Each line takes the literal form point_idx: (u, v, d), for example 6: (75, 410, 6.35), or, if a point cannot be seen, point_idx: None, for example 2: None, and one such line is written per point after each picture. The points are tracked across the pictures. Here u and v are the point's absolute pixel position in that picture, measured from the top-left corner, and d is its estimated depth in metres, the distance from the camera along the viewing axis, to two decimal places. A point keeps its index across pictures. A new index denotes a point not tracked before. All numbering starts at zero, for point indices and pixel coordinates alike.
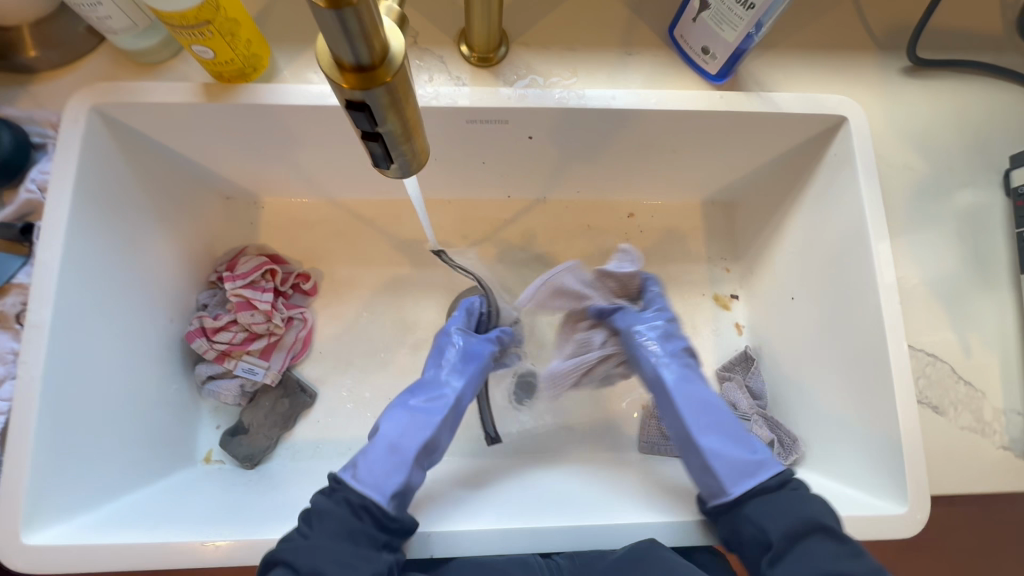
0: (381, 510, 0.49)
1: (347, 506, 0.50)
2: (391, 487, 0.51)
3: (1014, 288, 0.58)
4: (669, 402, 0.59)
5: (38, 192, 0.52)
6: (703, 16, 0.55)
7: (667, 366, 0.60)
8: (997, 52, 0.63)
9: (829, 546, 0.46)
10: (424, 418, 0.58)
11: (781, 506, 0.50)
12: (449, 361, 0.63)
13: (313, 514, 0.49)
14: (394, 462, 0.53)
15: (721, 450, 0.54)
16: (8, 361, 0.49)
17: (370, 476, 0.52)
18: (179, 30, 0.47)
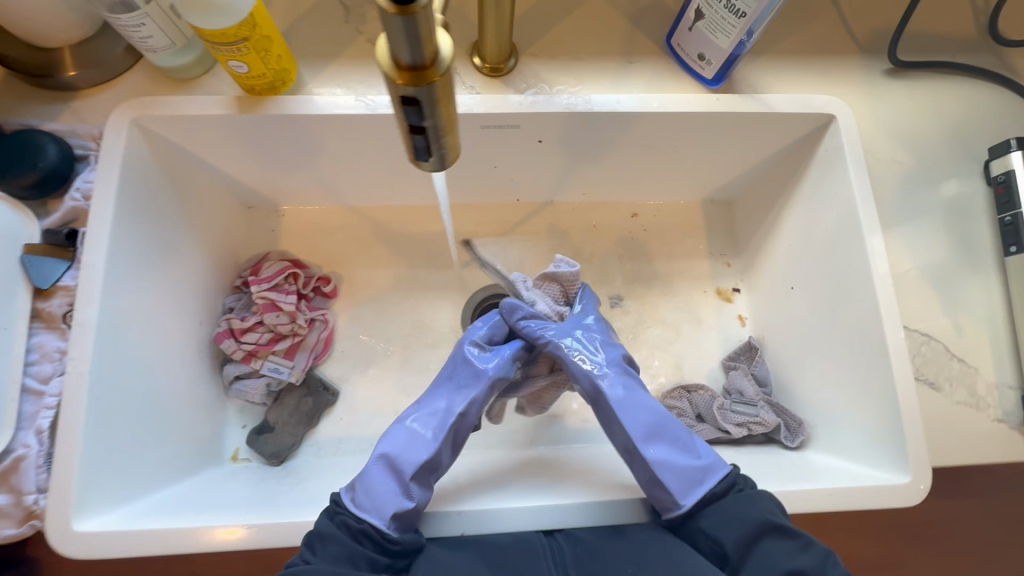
0: (379, 533, 0.50)
1: (347, 530, 0.50)
2: (389, 508, 0.51)
3: (999, 270, 0.62)
4: (613, 416, 0.59)
5: (82, 200, 0.55)
6: (699, 25, 0.59)
7: (605, 378, 0.60)
8: (972, 53, 0.68)
9: (783, 543, 0.49)
10: (423, 436, 0.57)
11: (729, 514, 0.51)
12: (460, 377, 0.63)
13: (312, 538, 0.49)
14: (396, 482, 0.53)
15: (669, 462, 0.55)
16: (56, 359, 0.52)
17: (369, 497, 0.52)
18: (218, 47, 0.51)
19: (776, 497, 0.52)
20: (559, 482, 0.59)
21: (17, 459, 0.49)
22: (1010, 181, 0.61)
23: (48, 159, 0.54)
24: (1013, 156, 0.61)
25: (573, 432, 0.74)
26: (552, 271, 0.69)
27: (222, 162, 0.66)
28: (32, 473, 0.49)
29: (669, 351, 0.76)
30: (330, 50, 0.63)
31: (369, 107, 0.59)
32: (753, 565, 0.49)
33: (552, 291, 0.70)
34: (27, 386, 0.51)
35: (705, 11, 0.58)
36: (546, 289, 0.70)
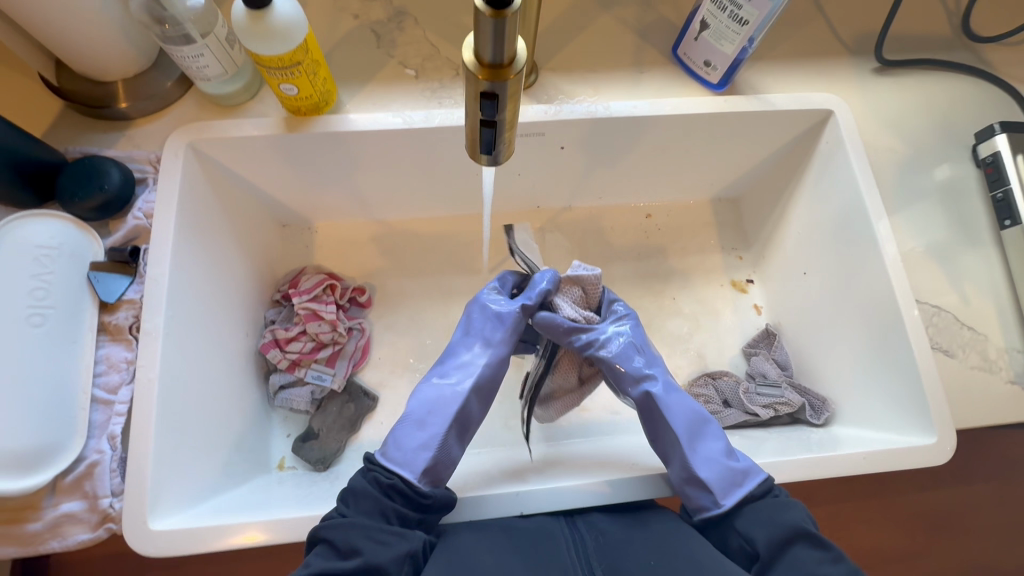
0: (410, 488, 0.52)
1: (377, 487, 0.51)
2: (420, 464, 0.54)
3: (996, 243, 0.66)
4: (658, 415, 0.60)
5: (144, 218, 0.59)
6: (704, 35, 0.65)
7: (652, 380, 0.62)
8: (950, 50, 0.74)
9: (810, 551, 0.48)
10: (451, 393, 0.60)
11: (763, 515, 0.51)
12: (474, 333, 0.66)
13: (347, 494, 0.51)
14: (426, 434, 0.56)
15: (711, 463, 0.56)
16: (122, 369, 0.54)
17: (400, 453, 0.54)
18: (273, 71, 0.55)
19: (809, 511, 0.52)
20: (598, 469, 0.61)
21: (92, 464, 0.51)
22: (998, 161, 0.66)
23: (112, 182, 0.57)
24: (998, 139, 0.66)
25: (607, 425, 0.76)
26: (574, 277, 0.67)
27: (263, 182, 0.70)
28: (107, 478, 0.51)
29: (692, 341, 0.80)
30: (364, 73, 0.68)
31: (407, 121, 0.64)
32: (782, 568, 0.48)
33: (575, 294, 0.69)
34: (96, 396, 0.53)
35: (709, 22, 0.63)
36: (568, 294, 0.69)
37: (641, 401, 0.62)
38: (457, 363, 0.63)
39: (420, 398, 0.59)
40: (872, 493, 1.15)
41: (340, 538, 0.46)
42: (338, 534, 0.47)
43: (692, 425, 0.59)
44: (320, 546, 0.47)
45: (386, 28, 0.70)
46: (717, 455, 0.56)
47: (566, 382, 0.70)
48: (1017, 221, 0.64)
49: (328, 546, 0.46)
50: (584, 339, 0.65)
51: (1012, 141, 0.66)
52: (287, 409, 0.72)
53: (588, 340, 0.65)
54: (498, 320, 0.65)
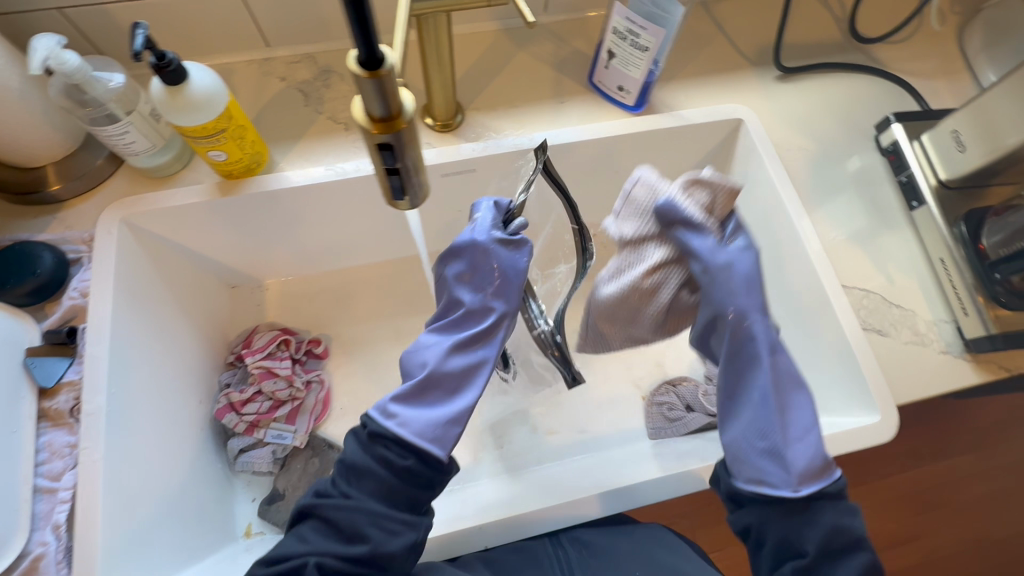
0: (427, 466, 0.49)
1: (385, 468, 0.48)
2: (453, 441, 0.49)
3: (910, 224, 0.71)
4: (745, 358, 0.50)
5: (80, 297, 0.59)
6: (612, 63, 0.69)
7: (761, 321, 0.49)
8: (843, 53, 0.81)
9: (854, 566, 0.46)
10: (473, 366, 0.52)
11: (829, 518, 0.47)
12: (483, 279, 0.53)
13: (353, 469, 0.49)
14: (450, 408, 0.50)
15: (803, 444, 0.48)
16: (65, 455, 0.53)
17: (422, 428, 0.49)
18: (198, 140, 0.57)
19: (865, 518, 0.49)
20: (569, 480, 0.61)
21: (37, 558, 0.49)
22: (897, 149, 0.71)
23: (44, 266, 0.58)
24: (894, 128, 0.72)
25: (575, 446, 0.75)
26: (707, 178, 0.51)
27: (204, 247, 0.70)
28: (53, 571, 0.49)
29: (650, 351, 0.81)
30: (295, 132, 0.70)
31: (339, 173, 0.66)
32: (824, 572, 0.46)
33: (703, 199, 0.51)
34: (38, 486, 0.52)
35: (615, 51, 0.68)
36: (696, 196, 0.51)
37: (738, 336, 0.49)
38: (477, 325, 0.53)
39: (436, 359, 0.51)
40: (859, 480, 1.17)
41: (347, 521, 0.47)
42: (345, 515, 0.47)
43: (787, 393, 0.50)
44: (324, 519, 0.48)
45: (313, 87, 0.72)
46: (810, 435, 0.49)
47: (661, 297, 0.52)
48: (923, 202, 0.68)
49: (333, 523, 0.48)
50: (700, 247, 0.49)
51: (907, 129, 0.71)
52: (250, 473, 0.71)
53: (708, 260, 0.49)
54: (510, 270, 0.53)
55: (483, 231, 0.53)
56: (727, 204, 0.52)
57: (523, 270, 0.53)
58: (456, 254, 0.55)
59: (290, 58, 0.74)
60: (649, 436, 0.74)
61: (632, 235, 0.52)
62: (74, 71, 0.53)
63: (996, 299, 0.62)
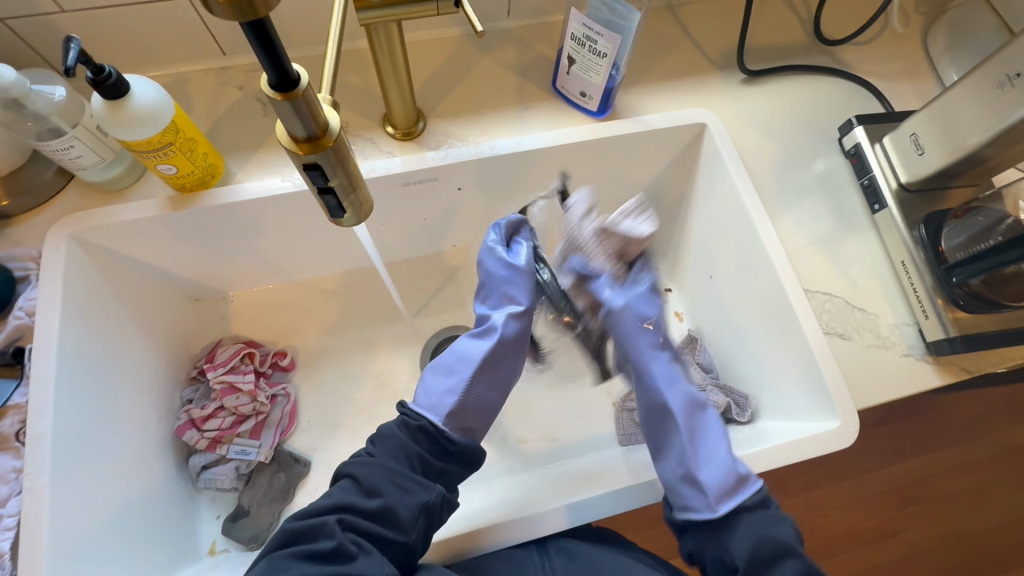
0: (434, 429, 0.56)
1: (407, 431, 0.56)
2: (445, 408, 0.57)
3: (873, 226, 0.71)
4: (658, 401, 0.60)
5: (26, 317, 0.58)
6: (573, 69, 0.68)
7: (657, 361, 0.61)
8: (808, 55, 0.80)
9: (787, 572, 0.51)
10: (474, 349, 0.60)
11: (751, 532, 0.53)
12: (489, 292, 0.63)
13: (376, 435, 0.56)
14: (451, 380, 0.59)
15: (716, 466, 0.56)
16: (11, 480, 0.52)
17: (427, 398, 0.58)
18: (146, 154, 0.55)
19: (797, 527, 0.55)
20: (569, 481, 0.59)
21: None
22: (859, 152, 0.72)
23: None
24: (857, 131, 0.72)
25: (546, 454, 0.74)
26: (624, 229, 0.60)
27: (161, 260, 0.69)
28: None
29: None
30: (253, 142, 0.68)
31: (297, 184, 0.65)
32: None
33: (614, 247, 0.62)
34: None
35: (575, 57, 0.67)
36: (607, 246, 0.62)
37: (648, 383, 0.60)
38: (488, 320, 0.61)
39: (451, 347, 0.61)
40: (840, 477, 1.18)
41: (365, 474, 0.52)
42: (363, 470, 0.53)
43: (696, 422, 0.60)
44: (344, 479, 0.53)
45: None
46: (720, 456, 0.57)
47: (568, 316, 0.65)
48: (884, 205, 0.69)
49: (351, 477, 0.53)
50: (605, 293, 0.61)
51: (868, 132, 0.72)
52: (213, 490, 0.69)
53: (609, 305, 0.60)
54: (500, 273, 0.62)
55: (485, 249, 0.63)
56: (636, 251, 0.62)
57: (520, 271, 0.61)
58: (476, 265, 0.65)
59: (248, 66, 0.72)
60: (620, 442, 0.73)
61: (556, 264, 0.66)
62: (12, 84, 0.52)
63: (954, 302, 0.62)
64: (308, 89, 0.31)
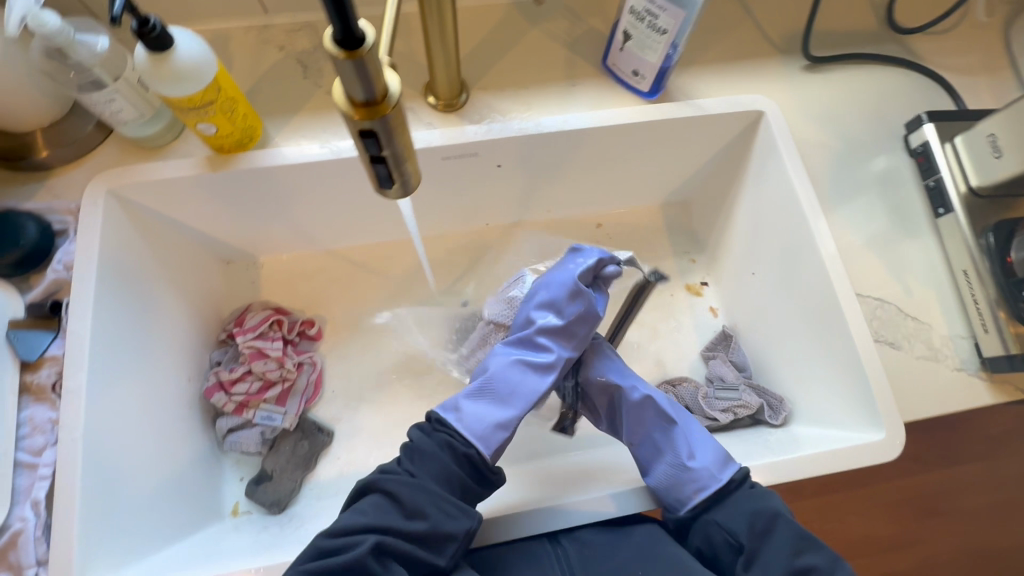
0: (481, 461, 0.54)
1: (452, 453, 0.53)
2: (496, 443, 0.55)
3: (934, 231, 0.67)
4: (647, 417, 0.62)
5: (64, 271, 0.58)
6: (628, 45, 0.65)
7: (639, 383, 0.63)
8: (878, 43, 0.75)
9: (790, 537, 0.51)
10: (532, 380, 0.60)
11: (744, 507, 0.53)
12: (563, 315, 0.62)
13: (417, 452, 0.53)
14: (502, 414, 0.57)
15: (705, 447, 0.58)
16: (46, 430, 0.54)
17: (476, 425, 0.55)
18: (187, 112, 0.54)
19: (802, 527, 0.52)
20: (576, 484, 0.59)
21: (16, 533, 0.50)
22: (927, 151, 0.67)
23: (28, 236, 0.57)
24: (926, 128, 0.67)
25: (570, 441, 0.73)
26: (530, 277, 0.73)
27: (195, 221, 0.68)
28: (31, 547, 0.50)
29: (650, 349, 0.77)
30: (293, 106, 0.67)
31: (334, 152, 0.63)
32: (767, 552, 0.51)
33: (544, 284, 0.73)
34: (20, 460, 0.53)
35: (632, 33, 0.63)
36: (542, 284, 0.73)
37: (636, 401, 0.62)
38: (545, 355, 0.61)
39: (503, 368, 0.59)
40: (859, 483, 1.15)
41: (409, 496, 0.50)
42: (404, 491, 0.50)
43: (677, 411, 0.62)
44: (376, 493, 0.51)
45: (312, 58, 0.69)
46: (708, 440, 0.59)
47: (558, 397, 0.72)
48: (950, 209, 0.64)
49: (389, 495, 0.50)
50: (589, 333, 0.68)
51: (939, 129, 0.67)
52: (238, 452, 0.70)
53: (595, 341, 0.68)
54: (582, 314, 0.62)
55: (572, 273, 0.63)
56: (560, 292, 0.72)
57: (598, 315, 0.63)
58: (547, 285, 0.64)
59: (290, 25, 0.70)
60: None
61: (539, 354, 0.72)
62: (55, 33, 0.51)
63: (1018, 318, 0.59)
64: (372, 50, 0.31)
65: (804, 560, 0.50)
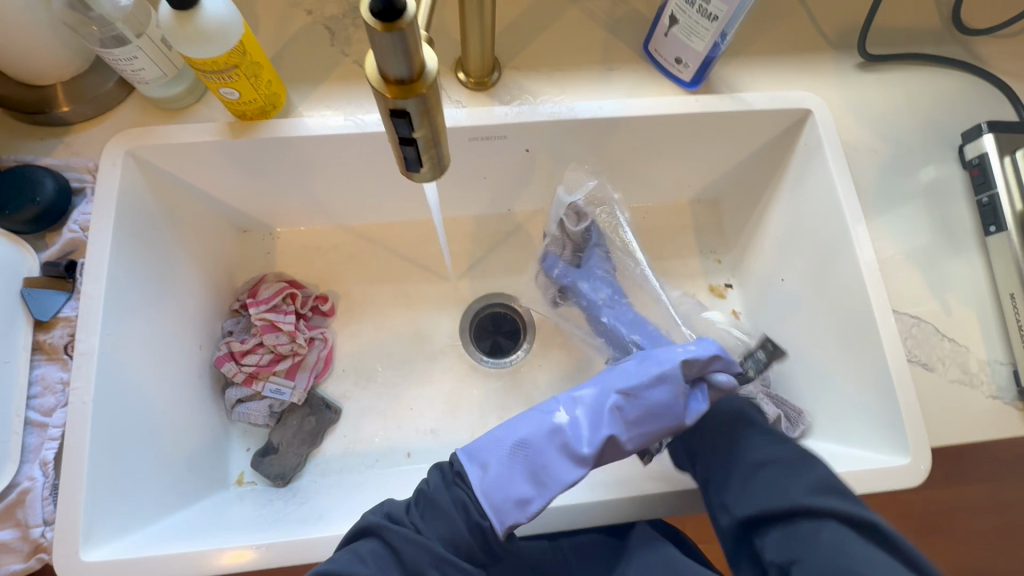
0: (490, 539, 0.48)
1: (466, 519, 0.48)
2: (512, 518, 0.47)
3: (981, 249, 0.63)
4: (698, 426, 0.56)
5: (80, 232, 0.58)
6: (673, 30, 0.61)
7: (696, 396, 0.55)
8: (939, 43, 0.70)
9: (756, 438, 0.53)
10: (574, 455, 0.50)
11: (718, 415, 0.57)
12: (641, 395, 0.53)
13: (432, 507, 0.48)
14: (530, 488, 0.49)
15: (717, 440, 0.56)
16: (58, 391, 0.54)
17: (497, 491, 0.48)
18: (209, 75, 0.52)
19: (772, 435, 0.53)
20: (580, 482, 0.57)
21: (23, 492, 0.50)
22: (984, 163, 0.63)
23: (45, 193, 0.56)
24: (985, 139, 0.63)
25: None
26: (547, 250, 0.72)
27: (213, 187, 0.67)
28: (39, 506, 0.50)
29: None
30: (318, 74, 0.64)
31: (359, 125, 0.61)
32: (734, 452, 0.52)
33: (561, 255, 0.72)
34: (30, 419, 0.53)
35: (679, 17, 0.60)
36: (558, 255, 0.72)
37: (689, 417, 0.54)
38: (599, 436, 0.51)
39: (551, 437, 0.50)
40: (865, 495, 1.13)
41: (411, 555, 0.46)
42: (408, 548, 0.46)
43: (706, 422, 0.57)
44: (377, 540, 0.47)
45: (340, 25, 0.66)
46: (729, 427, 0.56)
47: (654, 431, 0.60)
48: (1003, 228, 0.61)
49: (389, 549, 0.46)
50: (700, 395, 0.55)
51: (999, 141, 0.63)
52: (246, 423, 0.70)
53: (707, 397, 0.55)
54: (660, 407, 0.52)
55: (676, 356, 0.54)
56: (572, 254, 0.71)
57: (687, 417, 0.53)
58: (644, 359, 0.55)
59: None
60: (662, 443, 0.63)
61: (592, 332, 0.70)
62: None
63: None
64: (412, 23, 0.29)
65: (771, 454, 0.50)
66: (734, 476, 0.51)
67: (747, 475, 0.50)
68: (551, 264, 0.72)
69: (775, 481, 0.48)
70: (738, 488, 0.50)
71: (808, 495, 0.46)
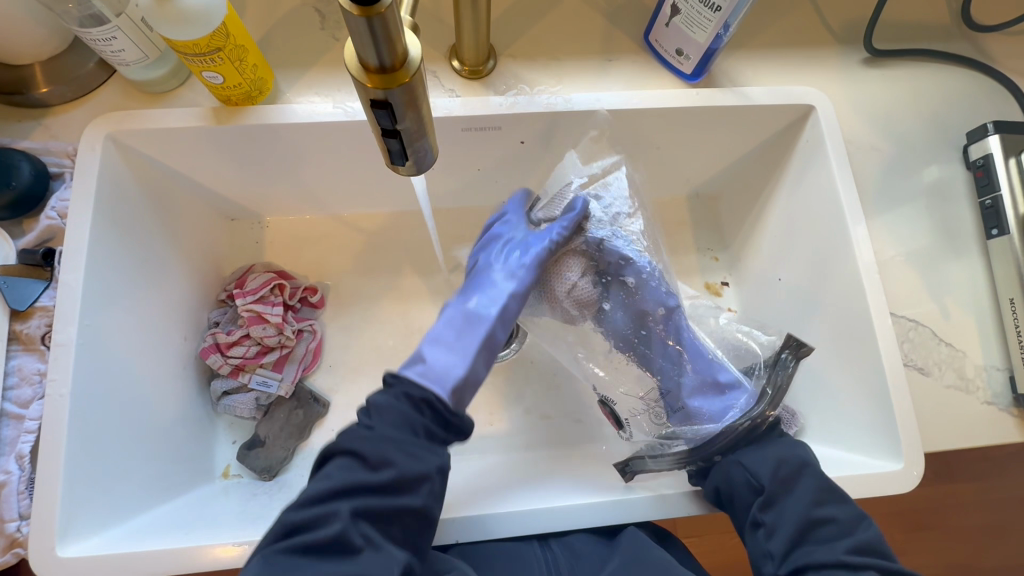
0: (440, 405, 0.49)
1: (410, 402, 0.49)
2: (451, 380, 0.51)
3: (982, 251, 0.62)
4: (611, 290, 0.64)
5: (58, 218, 0.56)
6: (675, 20, 0.59)
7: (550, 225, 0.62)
8: (947, 40, 0.68)
9: (811, 486, 0.50)
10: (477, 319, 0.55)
11: (767, 451, 0.54)
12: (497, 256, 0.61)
13: (374, 408, 0.48)
14: (451, 352, 0.53)
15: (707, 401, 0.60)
16: (35, 382, 0.52)
17: (430, 370, 0.51)
18: (191, 58, 0.50)
19: (825, 483, 0.51)
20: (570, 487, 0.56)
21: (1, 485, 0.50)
22: (988, 164, 0.62)
23: (21, 178, 0.54)
24: (990, 140, 0.62)
25: (570, 436, 0.69)
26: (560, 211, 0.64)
27: (198, 174, 0.65)
28: (14, 500, 0.50)
29: None
30: (307, 59, 0.62)
31: (349, 113, 0.59)
32: (788, 498, 0.51)
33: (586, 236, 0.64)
34: (7, 410, 0.52)
35: (681, 7, 0.58)
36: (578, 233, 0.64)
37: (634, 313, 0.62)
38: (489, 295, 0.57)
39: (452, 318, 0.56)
40: None
41: (371, 447, 0.45)
42: (368, 444, 0.45)
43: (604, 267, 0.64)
44: (339, 455, 0.46)
45: (331, 8, 0.64)
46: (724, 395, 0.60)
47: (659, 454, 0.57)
48: (1005, 231, 0.59)
49: (351, 453, 0.45)
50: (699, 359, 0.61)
51: (1005, 142, 0.61)
52: (232, 415, 0.69)
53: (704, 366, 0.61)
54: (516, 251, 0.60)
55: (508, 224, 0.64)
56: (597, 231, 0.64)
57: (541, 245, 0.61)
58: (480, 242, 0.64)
59: None
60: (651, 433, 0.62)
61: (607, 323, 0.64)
62: None
63: None
64: (391, 8, 0.27)
65: (829, 510, 0.49)
66: (791, 527, 0.49)
67: (800, 526, 0.49)
68: (595, 236, 0.63)
69: (827, 540, 0.49)
70: (791, 540, 0.49)
71: (853, 555, 0.48)
